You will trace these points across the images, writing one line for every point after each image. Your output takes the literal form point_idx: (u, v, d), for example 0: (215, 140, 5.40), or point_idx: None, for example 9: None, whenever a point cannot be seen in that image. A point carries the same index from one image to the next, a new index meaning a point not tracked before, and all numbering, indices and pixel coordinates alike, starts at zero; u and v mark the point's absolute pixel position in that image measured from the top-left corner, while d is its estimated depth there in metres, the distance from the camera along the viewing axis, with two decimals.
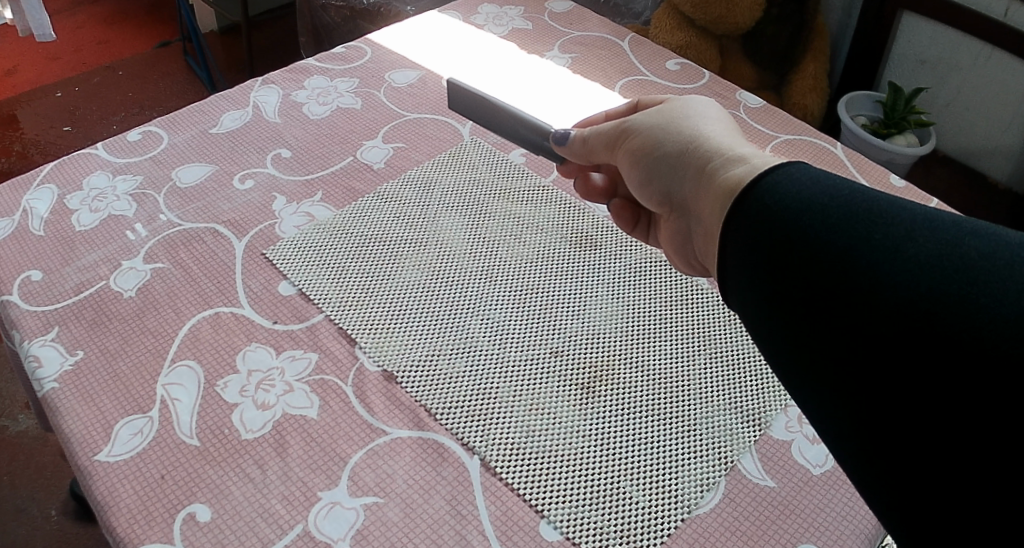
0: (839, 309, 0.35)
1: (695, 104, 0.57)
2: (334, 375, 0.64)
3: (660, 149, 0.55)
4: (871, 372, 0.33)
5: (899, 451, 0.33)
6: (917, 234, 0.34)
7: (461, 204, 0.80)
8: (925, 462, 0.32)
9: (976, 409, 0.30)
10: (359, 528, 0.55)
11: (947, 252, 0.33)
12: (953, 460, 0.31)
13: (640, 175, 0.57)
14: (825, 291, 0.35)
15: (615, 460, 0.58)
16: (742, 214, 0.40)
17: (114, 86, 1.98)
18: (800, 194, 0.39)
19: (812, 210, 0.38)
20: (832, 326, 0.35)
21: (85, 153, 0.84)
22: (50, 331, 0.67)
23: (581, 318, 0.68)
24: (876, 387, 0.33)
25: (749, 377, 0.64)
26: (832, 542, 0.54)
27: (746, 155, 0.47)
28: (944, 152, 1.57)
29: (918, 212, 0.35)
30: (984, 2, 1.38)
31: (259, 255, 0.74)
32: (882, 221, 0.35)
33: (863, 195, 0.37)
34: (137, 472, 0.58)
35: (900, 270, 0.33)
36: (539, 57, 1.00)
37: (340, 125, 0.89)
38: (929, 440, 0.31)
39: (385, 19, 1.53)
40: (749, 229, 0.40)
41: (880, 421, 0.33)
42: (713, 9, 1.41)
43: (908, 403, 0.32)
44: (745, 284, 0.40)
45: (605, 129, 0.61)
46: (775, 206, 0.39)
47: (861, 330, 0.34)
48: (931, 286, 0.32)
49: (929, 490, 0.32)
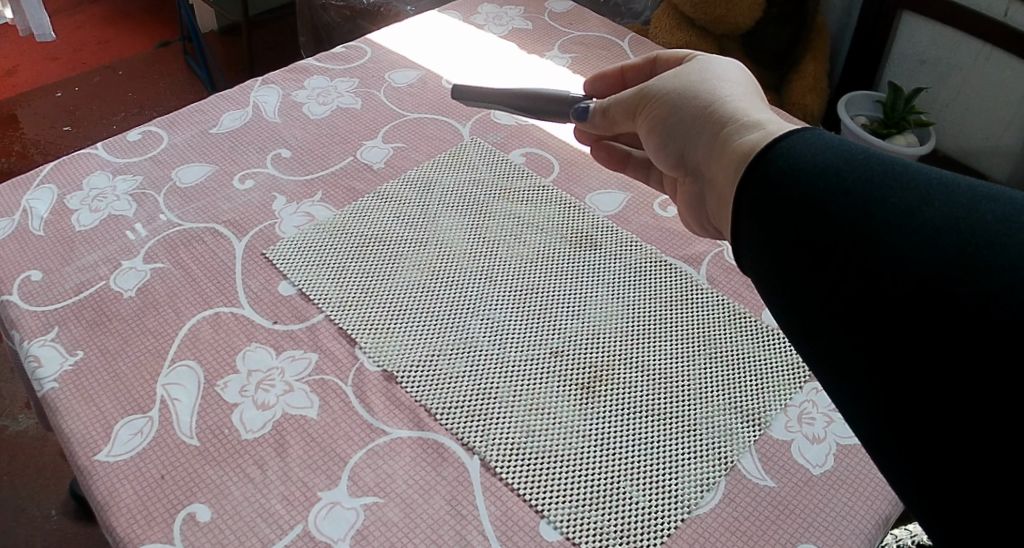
0: (849, 275, 0.34)
1: (714, 66, 0.57)
2: (334, 375, 0.64)
3: (676, 117, 0.55)
4: (883, 337, 0.33)
5: (906, 401, 0.32)
6: (931, 198, 0.33)
7: (461, 204, 0.80)
8: (932, 430, 0.31)
9: (980, 376, 0.29)
10: (359, 528, 0.55)
11: (962, 216, 0.32)
12: (957, 430, 0.30)
13: (656, 141, 0.58)
14: (835, 255, 0.35)
15: (615, 460, 0.58)
16: (757, 179, 0.41)
17: (115, 85, 1.98)
18: (815, 159, 0.39)
19: (826, 174, 0.37)
20: (844, 291, 0.35)
21: (85, 153, 0.84)
22: (50, 331, 0.67)
23: (581, 318, 0.68)
24: (886, 352, 0.33)
25: (749, 378, 0.64)
26: (832, 542, 0.54)
27: (761, 121, 0.47)
28: (944, 152, 1.56)
29: (934, 176, 0.34)
30: (984, 3, 1.38)
31: (258, 256, 0.74)
32: (895, 186, 0.35)
33: (878, 160, 0.37)
34: (137, 472, 0.58)
35: (912, 233, 0.33)
36: (539, 57, 1.00)
37: (340, 125, 0.89)
38: (936, 393, 0.31)
39: (385, 18, 1.53)
40: (762, 195, 0.40)
41: (889, 386, 0.33)
42: (712, 9, 1.42)
43: (915, 372, 0.31)
44: (762, 251, 0.40)
45: (622, 99, 0.61)
46: (788, 171, 0.39)
47: (870, 294, 0.33)
48: (941, 248, 0.32)
49: (934, 457, 0.31)
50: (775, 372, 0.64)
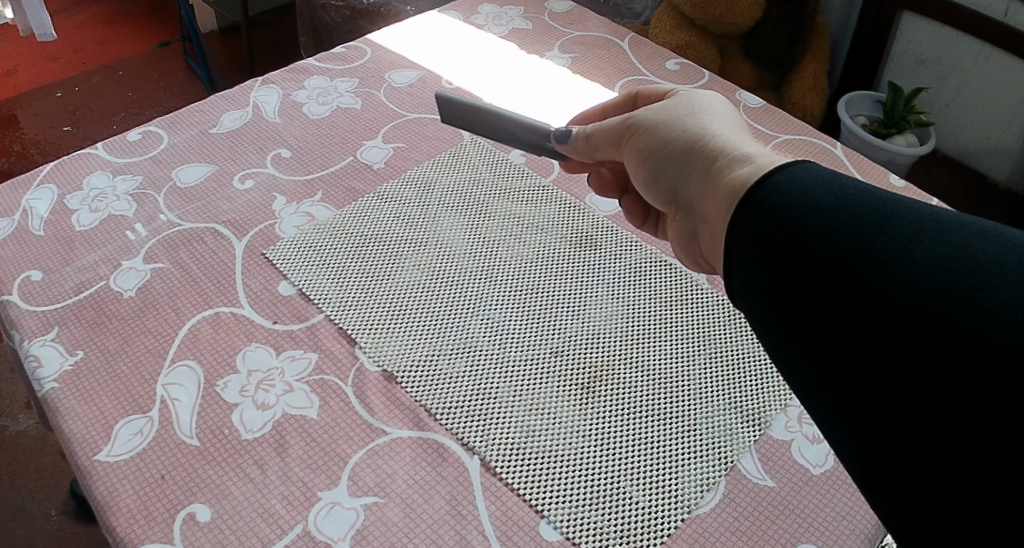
0: (841, 310, 0.34)
1: (700, 99, 0.57)
2: (334, 375, 0.64)
3: (667, 148, 0.55)
4: (875, 369, 0.33)
5: (900, 437, 0.32)
6: (923, 236, 0.33)
7: (460, 204, 0.80)
8: (925, 470, 0.31)
9: (972, 410, 0.29)
10: (359, 528, 0.55)
11: (955, 256, 0.32)
12: (949, 459, 0.30)
13: (647, 174, 0.57)
14: (828, 291, 0.35)
15: (615, 460, 0.58)
16: (746, 217, 0.40)
17: (115, 85, 1.98)
18: (805, 194, 0.38)
19: (817, 211, 0.37)
20: (837, 328, 0.34)
21: (85, 153, 0.84)
22: (50, 331, 0.67)
23: (581, 318, 0.68)
24: (874, 382, 0.33)
25: (749, 378, 0.64)
26: (831, 542, 0.54)
27: (752, 154, 0.46)
28: (944, 152, 1.57)
29: (925, 212, 0.34)
30: (984, 3, 1.38)
31: (258, 255, 0.74)
32: (887, 223, 0.34)
33: (870, 196, 0.36)
34: (137, 472, 0.58)
35: (904, 273, 0.33)
36: (539, 57, 1.00)
37: (340, 125, 0.89)
38: (931, 430, 0.31)
39: (385, 18, 1.53)
40: (753, 230, 0.39)
41: (876, 413, 0.33)
42: (713, 9, 1.41)
43: (907, 403, 0.32)
44: (753, 286, 0.39)
45: (610, 126, 0.61)
46: (778, 208, 0.38)
47: (862, 328, 0.33)
48: (935, 289, 0.31)
49: (922, 481, 0.32)
50: (775, 372, 0.64)
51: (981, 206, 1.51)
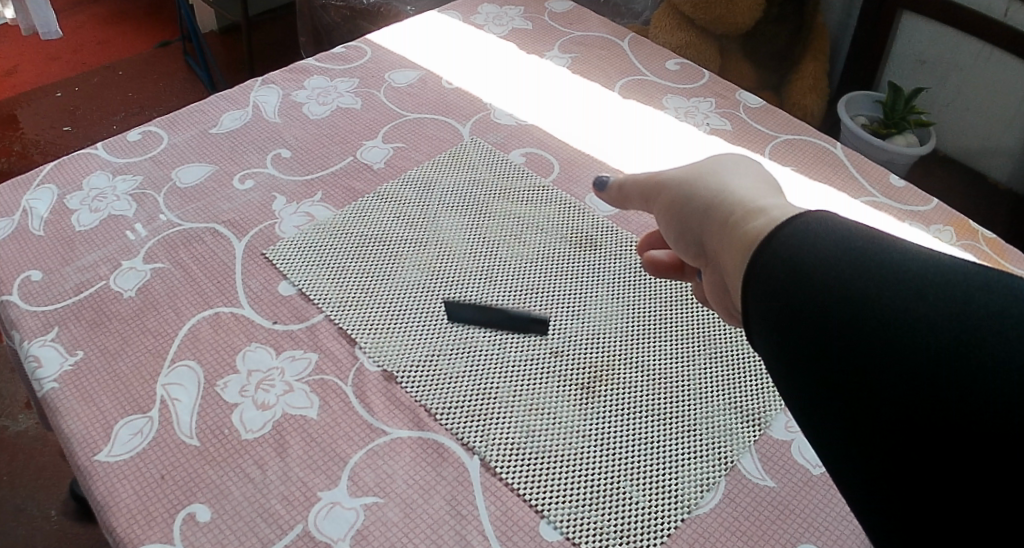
0: (849, 354, 0.37)
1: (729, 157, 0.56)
2: (334, 375, 0.64)
3: (692, 201, 0.53)
4: (882, 414, 0.36)
5: (900, 468, 0.36)
6: (930, 289, 0.37)
7: (461, 204, 0.80)
8: (921, 498, 0.35)
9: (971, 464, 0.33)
10: (359, 528, 0.55)
11: (962, 311, 0.35)
12: (945, 483, 0.34)
13: (679, 228, 0.55)
14: (837, 335, 0.38)
15: (615, 460, 0.58)
16: (760, 268, 0.42)
17: (115, 85, 1.98)
18: (817, 243, 0.41)
19: (827, 260, 0.40)
20: (843, 369, 0.38)
21: (84, 153, 0.84)
22: (50, 331, 0.67)
23: (581, 318, 0.68)
24: (875, 421, 0.36)
25: (749, 378, 0.64)
26: (832, 542, 0.54)
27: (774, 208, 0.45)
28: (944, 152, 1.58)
29: (929, 263, 0.38)
30: (983, 3, 1.38)
31: (258, 255, 0.74)
32: (895, 274, 0.38)
33: (875, 246, 0.40)
34: (138, 472, 0.58)
35: (913, 324, 0.36)
36: (539, 57, 1.00)
37: (339, 125, 0.89)
38: (932, 461, 0.34)
39: (385, 19, 1.54)
40: (766, 277, 0.42)
41: (876, 445, 0.36)
42: (713, 9, 1.41)
43: (907, 440, 0.35)
44: (766, 330, 0.42)
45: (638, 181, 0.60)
46: (791, 261, 0.41)
47: (870, 373, 0.37)
48: (942, 339, 0.35)
49: (913, 507, 0.35)
50: None
51: (981, 205, 1.51)
